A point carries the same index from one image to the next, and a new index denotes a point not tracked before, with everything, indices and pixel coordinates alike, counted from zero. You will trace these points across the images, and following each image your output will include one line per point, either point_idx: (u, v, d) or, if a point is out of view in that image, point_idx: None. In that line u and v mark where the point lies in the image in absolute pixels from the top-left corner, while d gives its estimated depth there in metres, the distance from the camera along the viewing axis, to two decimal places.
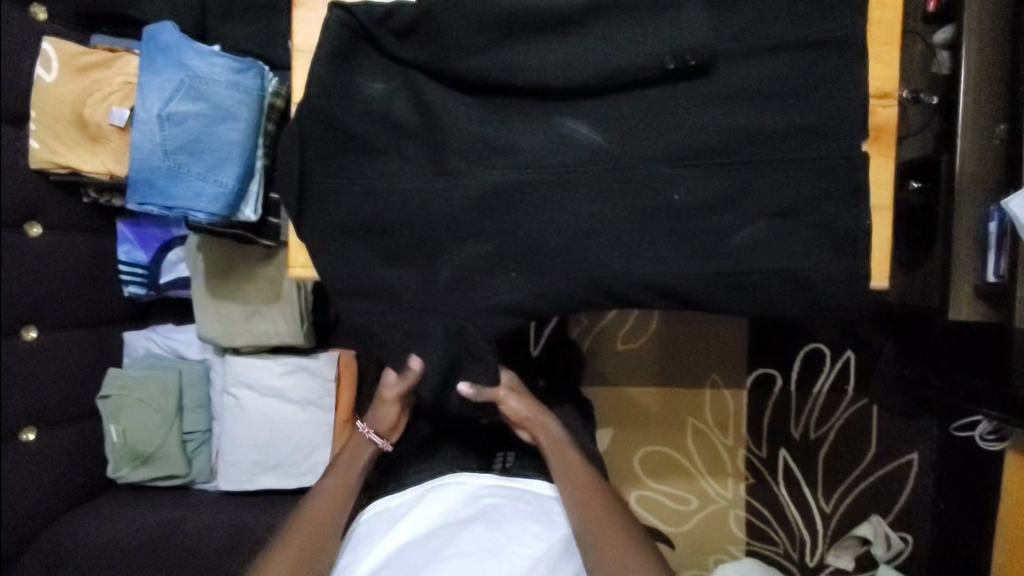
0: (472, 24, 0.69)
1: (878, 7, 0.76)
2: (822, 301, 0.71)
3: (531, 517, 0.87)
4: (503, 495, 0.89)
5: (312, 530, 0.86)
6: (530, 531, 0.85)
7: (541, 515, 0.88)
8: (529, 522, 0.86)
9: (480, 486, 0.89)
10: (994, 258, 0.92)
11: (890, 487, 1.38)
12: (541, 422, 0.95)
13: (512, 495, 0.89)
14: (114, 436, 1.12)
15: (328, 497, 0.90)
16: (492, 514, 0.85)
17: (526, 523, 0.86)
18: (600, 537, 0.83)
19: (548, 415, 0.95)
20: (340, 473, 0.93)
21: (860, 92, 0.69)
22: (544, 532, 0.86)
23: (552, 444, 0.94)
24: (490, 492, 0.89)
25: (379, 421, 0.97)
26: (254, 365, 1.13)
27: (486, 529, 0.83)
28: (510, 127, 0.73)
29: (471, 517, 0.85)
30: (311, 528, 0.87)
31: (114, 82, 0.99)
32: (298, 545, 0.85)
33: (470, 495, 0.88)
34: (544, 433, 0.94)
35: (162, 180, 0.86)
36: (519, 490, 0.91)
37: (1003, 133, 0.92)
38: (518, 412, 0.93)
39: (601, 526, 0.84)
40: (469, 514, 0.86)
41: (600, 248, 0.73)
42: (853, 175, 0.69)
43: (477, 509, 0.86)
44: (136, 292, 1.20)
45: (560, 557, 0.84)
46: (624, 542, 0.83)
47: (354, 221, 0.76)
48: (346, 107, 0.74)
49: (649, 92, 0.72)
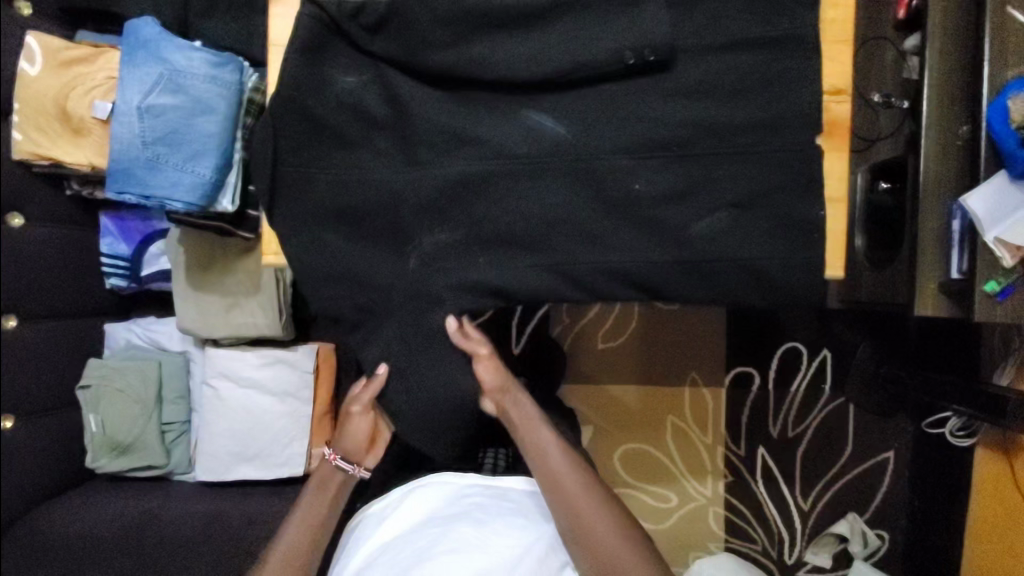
0: (440, 19, 0.72)
1: (831, 8, 0.80)
2: (778, 289, 0.73)
3: (516, 513, 0.87)
4: (488, 494, 0.89)
5: (304, 554, 0.89)
6: (515, 528, 0.85)
7: (524, 511, 0.88)
8: (516, 516, 0.86)
9: (465, 486, 0.90)
10: (958, 255, 0.93)
11: (865, 484, 1.39)
12: (513, 396, 0.86)
13: (495, 494, 0.89)
14: (94, 426, 1.15)
15: (309, 519, 0.91)
16: (477, 512, 0.86)
17: (511, 519, 0.86)
18: (579, 519, 0.83)
19: (521, 390, 0.87)
20: (322, 495, 0.92)
21: (812, 86, 0.71)
22: (529, 526, 0.86)
23: (522, 422, 0.86)
24: (475, 491, 0.89)
25: (354, 444, 0.92)
26: (233, 357, 1.15)
27: (471, 527, 0.84)
28: (478, 120, 0.76)
29: (456, 516, 0.85)
30: (297, 553, 0.89)
31: (97, 77, 1.02)
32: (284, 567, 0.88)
33: (455, 493, 0.89)
34: (515, 409, 0.86)
35: (141, 170, 0.89)
36: (501, 489, 0.90)
37: (965, 135, 0.95)
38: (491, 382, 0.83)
39: (577, 505, 0.83)
40: (453, 513, 0.86)
41: (564, 237, 0.75)
42: (806, 168, 0.72)
43: (461, 508, 0.86)
44: (117, 284, 1.22)
45: (551, 545, 0.85)
46: (603, 518, 0.83)
47: (324, 212, 0.78)
48: (320, 100, 0.76)
49: (611, 87, 0.75)
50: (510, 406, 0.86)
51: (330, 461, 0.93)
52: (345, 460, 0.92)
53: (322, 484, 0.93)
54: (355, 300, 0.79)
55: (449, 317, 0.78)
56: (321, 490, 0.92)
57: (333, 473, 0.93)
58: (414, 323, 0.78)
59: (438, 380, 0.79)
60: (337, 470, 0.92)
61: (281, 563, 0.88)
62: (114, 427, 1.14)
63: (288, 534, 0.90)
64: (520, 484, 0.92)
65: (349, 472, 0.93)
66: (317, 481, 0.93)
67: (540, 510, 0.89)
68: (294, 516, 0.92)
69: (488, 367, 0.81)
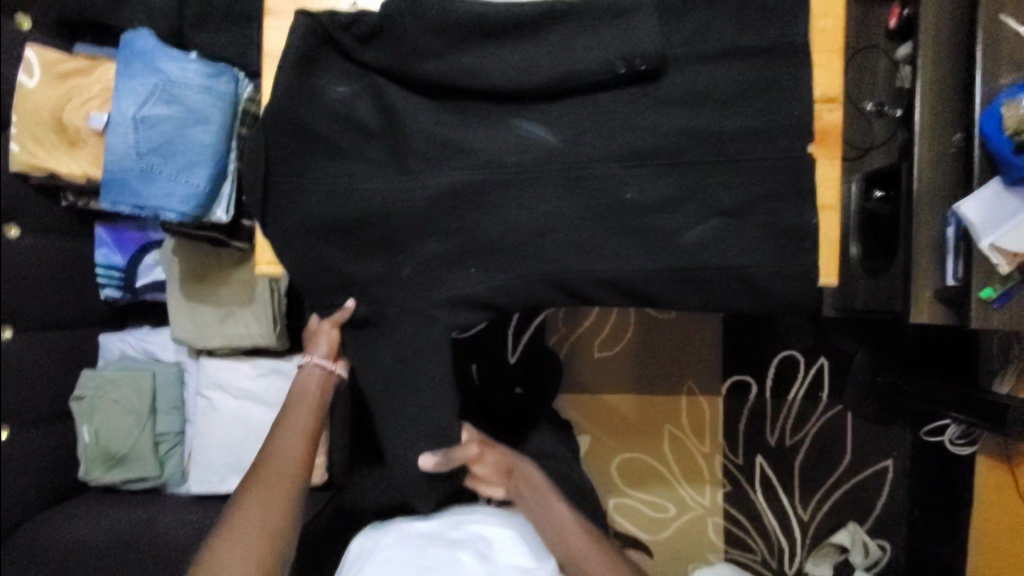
0: (432, 31, 0.73)
1: (821, 16, 0.80)
2: (768, 296, 0.73)
3: (519, 542, 0.87)
4: (492, 521, 0.90)
5: (298, 464, 0.82)
6: (518, 558, 0.84)
7: (528, 540, 0.87)
8: (519, 543, 0.86)
9: (471, 513, 0.91)
10: (953, 262, 0.93)
11: (865, 493, 1.38)
12: (520, 470, 0.92)
13: (500, 521, 0.90)
14: (86, 438, 1.14)
15: (300, 428, 0.85)
16: (480, 541, 0.85)
17: (514, 549, 0.85)
18: (579, 559, 0.84)
19: (526, 462, 0.93)
20: (309, 405, 0.87)
21: (801, 95, 0.72)
22: (531, 553, 0.85)
23: (535, 488, 0.90)
24: (480, 517, 0.90)
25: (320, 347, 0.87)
26: (228, 368, 1.15)
27: (475, 553, 0.82)
28: (471, 130, 0.76)
29: (462, 535, 0.85)
30: (291, 465, 0.82)
31: (93, 88, 1.01)
32: (278, 484, 0.80)
33: (462, 517, 0.90)
34: (524, 479, 0.91)
35: (135, 181, 0.89)
36: (505, 518, 0.91)
37: (959, 142, 0.95)
38: (491, 475, 0.91)
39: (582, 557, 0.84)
40: (458, 536, 0.85)
41: (556, 246, 0.75)
42: (795, 176, 0.73)
43: (465, 533, 0.86)
44: (113, 295, 1.22)
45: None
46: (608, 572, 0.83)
47: (316, 220, 0.78)
48: (313, 112, 0.77)
49: (602, 96, 0.75)
50: (516, 484, 0.91)
51: (307, 363, 0.88)
52: (321, 359, 0.87)
53: (306, 391, 0.88)
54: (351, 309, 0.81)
55: (422, 455, 0.82)
56: (307, 397, 0.88)
57: (313, 377, 0.88)
58: (406, 332, 0.78)
59: (430, 389, 0.79)
60: (314, 370, 0.87)
61: (274, 477, 0.81)
62: (110, 437, 1.14)
63: (278, 446, 0.83)
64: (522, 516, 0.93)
65: (325, 369, 0.88)
66: (300, 392, 0.88)
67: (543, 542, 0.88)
68: (283, 428, 0.85)
69: (483, 460, 0.90)
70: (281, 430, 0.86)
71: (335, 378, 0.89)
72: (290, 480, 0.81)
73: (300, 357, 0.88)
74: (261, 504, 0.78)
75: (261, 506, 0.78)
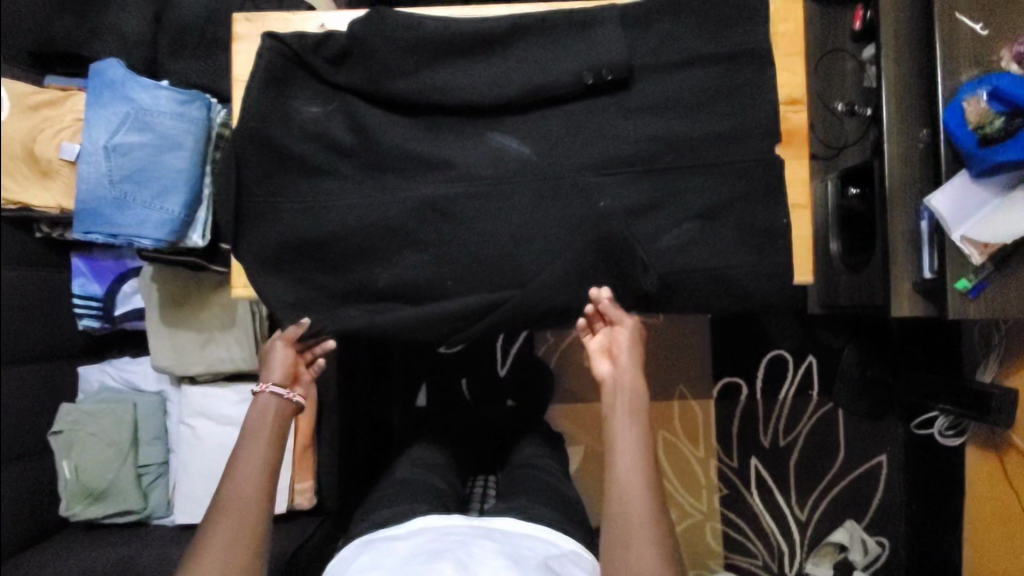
0: (401, 49, 0.74)
1: (780, 21, 0.82)
2: (746, 296, 0.75)
3: (501, 551, 0.77)
4: (473, 533, 0.81)
5: (259, 505, 0.72)
6: (502, 567, 0.73)
7: (511, 551, 0.77)
8: (499, 553, 0.76)
9: (448, 527, 0.83)
10: (929, 255, 0.95)
11: (859, 489, 1.38)
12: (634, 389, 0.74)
13: (483, 533, 0.81)
14: (67, 472, 1.12)
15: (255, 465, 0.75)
16: (461, 549, 0.76)
17: (498, 558, 0.75)
18: (619, 518, 0.68)
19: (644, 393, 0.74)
20: (264, 437, 0.77)
21: (767, 97, 0.74)
22: (514, 564, 0.74)
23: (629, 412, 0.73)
24: (462, 530, 0.82)
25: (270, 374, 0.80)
26: (210, 395, 1.13)
27: (455, 562, 0.73)
28: (444, 144, 0.77)
29: (437, 550, 0.76)
30: (251, 508, 0.72)
31: (65, 119, 1.00)
32: (238, 530, 0.70)
33: (442, 530, 0.82)
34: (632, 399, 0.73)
35: (109, 210, 0.89)
36: (490, 529, 0.83)
37: (927, 138, 0.97)
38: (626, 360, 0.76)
39: (627, 515, 0.67)
40: (436, 547, 0.77)
41: (534, 255, 0.75)
42: (766, 177, 0.74)
43: (444, 545, 0.77)
44: (90, 326, 1.20)
45: None
46: (651, 553, 0.65)
47: (290, 240, 0.77)
48: (285, 131, 0.77)
49: (573, 106, 0.76)
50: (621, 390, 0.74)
51: (262, 394, 0.79)
52: (275, 387, 0.80)
53: (260, 422, 0.78)
54: (335, 320, 0.77)
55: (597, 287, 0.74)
56: (262, 429, 0.77)
57: (267, 410, 0.79)
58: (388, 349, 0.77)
59: None
60: (271, 399, 0.79)
61: (234, 524, 0.70)
62: (90, 472, 1.11)
63: (233, 487, 0.72)
64: (506, 523, 0.84)
65: (281, 397, 0.79)
66: (254, 424, 0.77)
67: (527, 550, 0.79)
68: (236, 464, 0.74)
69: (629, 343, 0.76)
70: (234, 466, 0.74)
71: (292, 408, 0.81)
72: (253, 525, 0.72)
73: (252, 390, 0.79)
74: (222, 550, 0.69)
75: (223, 549, 0.69)
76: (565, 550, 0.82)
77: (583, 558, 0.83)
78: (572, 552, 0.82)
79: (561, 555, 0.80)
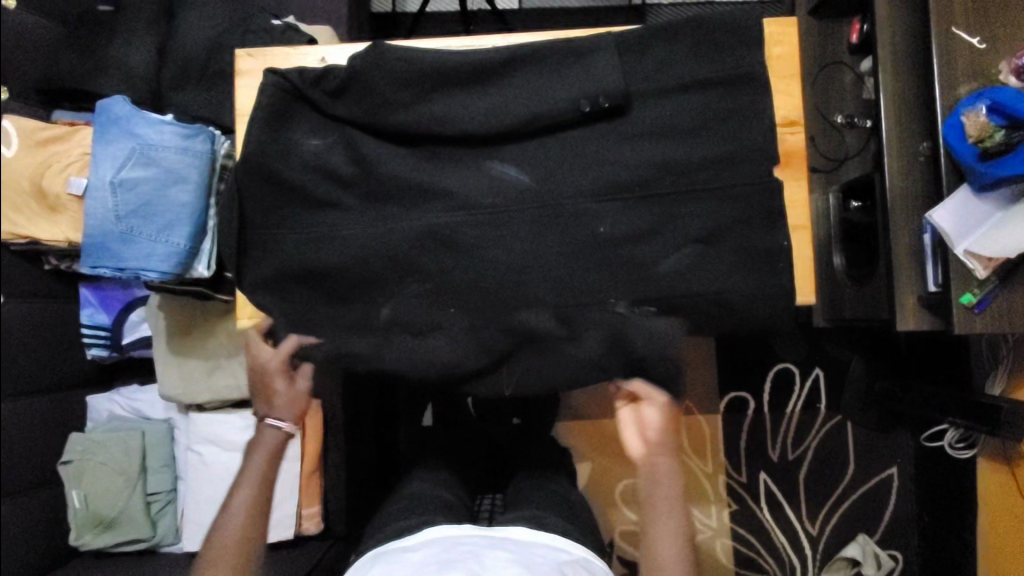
0: (399, 81, 0.75)
1: (775, 44, 0.83)
2: (747, 318, 0.75)
3: (513, 559, 0.76)
4: (484, 542, 0.81)
5: (245, 534, 0.77)
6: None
7: (523, 559, 0.77)
8: (512, 563, 0.76)
9: (461, 536, 0.82)
10: (933, 268, 0.94)
11: (872, 503, 1.37)
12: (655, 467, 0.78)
13: (495, 543, 0.80)
14: (76, 501, 1.11)
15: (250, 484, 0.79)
16: (473, 559, 0.76)
17: (510, 566, 0.75)
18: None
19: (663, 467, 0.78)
20: (261, 458, 0.81)
21: (762, 120, 0.74)
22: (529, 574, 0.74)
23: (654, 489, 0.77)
24: (473, 540, 0.81)
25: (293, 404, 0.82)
26: (216, 421, 1.15)
27: (467, 571, 0.73)
28: (444, 174, 0.78)
29: (449, 562, 0.76)
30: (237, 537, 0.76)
31: (74, 154, 1.05)
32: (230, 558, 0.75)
33: (453, 540, 0.81)
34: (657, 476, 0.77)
35: (116, 243, 0.90)
36: (502, 539, 0.82)
37: (926, 151, 0.97)
38: (643, 430, 0.78)
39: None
40: (450, 558, 0.77)
41: (535, 282, 0.76)
42: (765, 200, 0.74)
43: (455, 555, 0.77)
44: (98, 354, 1.24)
45: None
46: None
47: (291, 270, 0.78)
48: (286, 163, 0.79)
49: (571, 134, 0.77)
50: (648, 465, 0.78)
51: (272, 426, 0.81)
52: (276, 418, 0.82)
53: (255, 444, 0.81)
54: (343, 345, 0.77)
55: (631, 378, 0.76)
56: (255, 454, 0.81)
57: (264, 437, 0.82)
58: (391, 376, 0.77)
59: None
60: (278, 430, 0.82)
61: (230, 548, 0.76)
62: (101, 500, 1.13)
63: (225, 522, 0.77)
64: (518, 533, 0.84)
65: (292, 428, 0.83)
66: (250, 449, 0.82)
67: (540, 557, 0.79)
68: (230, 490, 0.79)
69: (649, 419, 0.77)
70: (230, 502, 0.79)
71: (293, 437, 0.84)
72: (237, 563, 0.76)
73: (279, 425, 0.81)
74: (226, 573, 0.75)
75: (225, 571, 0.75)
76: (576, 556, 0.82)
77: (593, 564, 0.83)
78: (583, 559, 0.82)
79: (574, 561, 0.80)
